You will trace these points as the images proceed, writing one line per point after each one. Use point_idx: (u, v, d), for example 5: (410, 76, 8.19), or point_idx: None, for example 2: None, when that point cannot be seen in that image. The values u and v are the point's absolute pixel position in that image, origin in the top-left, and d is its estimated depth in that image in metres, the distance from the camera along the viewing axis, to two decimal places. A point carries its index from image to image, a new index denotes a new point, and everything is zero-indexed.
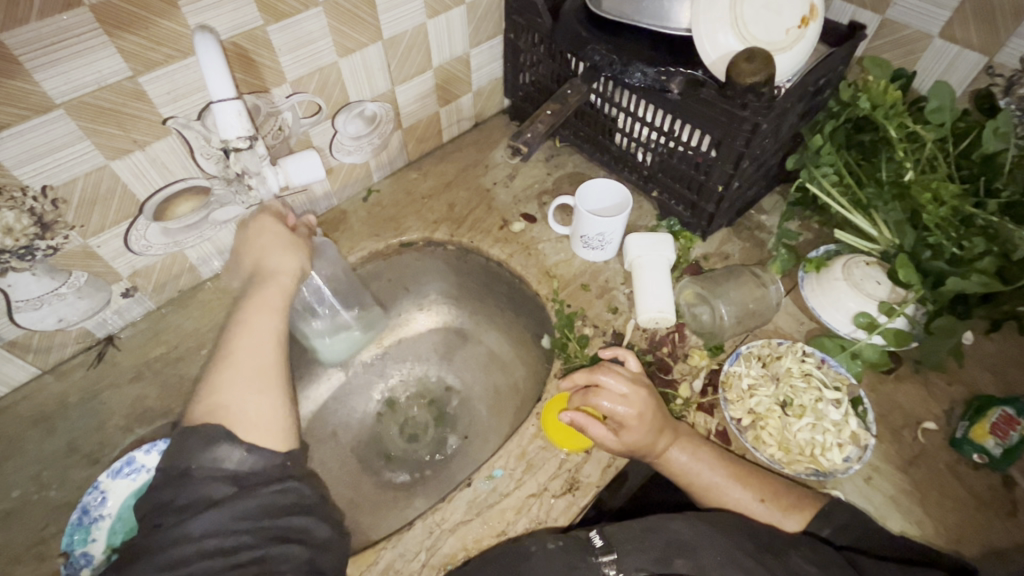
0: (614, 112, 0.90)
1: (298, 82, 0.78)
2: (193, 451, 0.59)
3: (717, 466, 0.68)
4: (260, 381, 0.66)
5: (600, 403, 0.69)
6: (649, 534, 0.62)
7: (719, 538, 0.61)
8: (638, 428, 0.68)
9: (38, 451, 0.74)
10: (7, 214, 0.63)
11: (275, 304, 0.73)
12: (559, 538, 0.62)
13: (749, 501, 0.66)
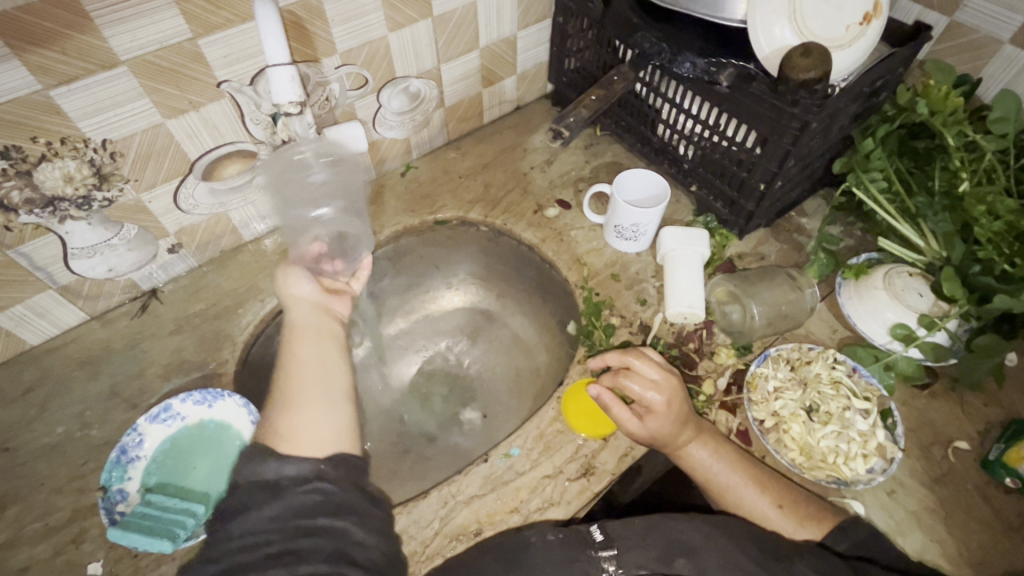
0: (658, 102, 0.89)
1: (348, 54, 0.80)
2: (238, 468, 0.60)
3: (737, 467, 0.68)
4: (293, 402, 0.67)
5: (630, 385, 0.69)
6: (651, 532, 0.62)
7: (721, 539, 0.60)
8: (664, 417, 0.67)
9: (82, 392, 0.77)
10: (70, 163, 0.67)
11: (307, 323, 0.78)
12: (559, 530, 0.62)
13: (763, 508, 0.65)
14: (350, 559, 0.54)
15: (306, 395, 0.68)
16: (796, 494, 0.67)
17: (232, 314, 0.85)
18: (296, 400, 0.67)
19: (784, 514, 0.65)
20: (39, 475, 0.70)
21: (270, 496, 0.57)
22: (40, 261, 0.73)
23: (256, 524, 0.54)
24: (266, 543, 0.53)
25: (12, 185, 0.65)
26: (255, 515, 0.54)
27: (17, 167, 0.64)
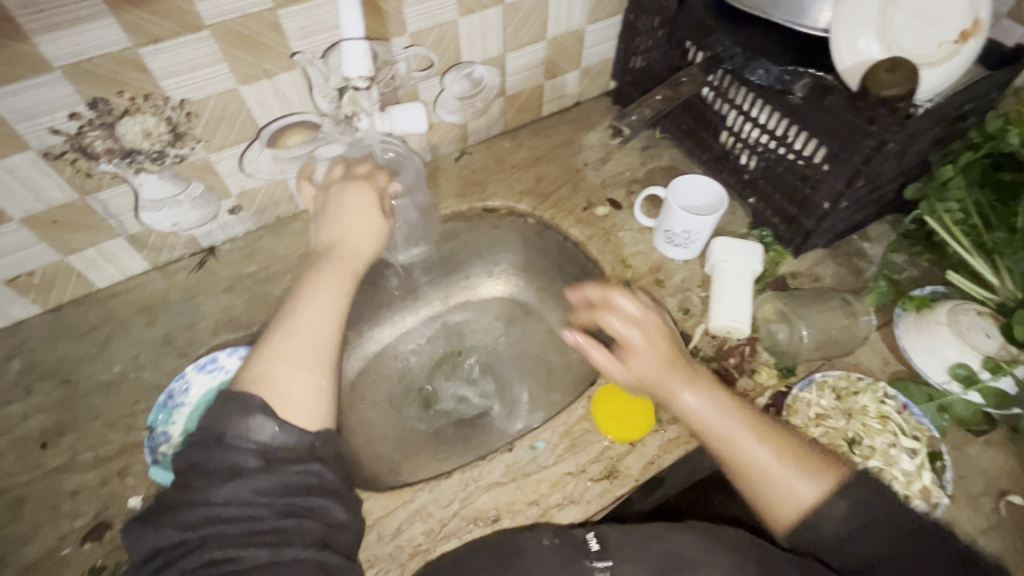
0: (725, 108, 0.86)
1: (417, 36, 0.81)
2: (228, 418, 0.59)
3: (733, 413, 0.64)
4: (311, 359, 0.66)
5: (611, 322, 0.69)
6: (648, 543, 0.61)
7: (718, 553, 0.59)
8: (647, 355, 0.67)
9: (138, 336, 0.82)
10: (149, 119, 0.71)
11: (345, 281, 0.75)
12: (555, 535, 0.62)
13: (760, 458, 0.62)
14: (330, 548, 0.57)
15: (325, 359, 0.67)
16: (792, 442, 0.63)
17: (282, 278, 0.88)
18: (304, 351, 0.66)
19: (788, 471, 0.61)
20: (95, 409, 0.75)
21: (261, 465, 0.57)
22: (114, 209, 0.77)
23: (242, 496, 0.55)
24: (254, 517, 0.55)
25: (96, 135, 0.69)
26: (244, 486, 0.56)
27: (103, 119, 0.68)
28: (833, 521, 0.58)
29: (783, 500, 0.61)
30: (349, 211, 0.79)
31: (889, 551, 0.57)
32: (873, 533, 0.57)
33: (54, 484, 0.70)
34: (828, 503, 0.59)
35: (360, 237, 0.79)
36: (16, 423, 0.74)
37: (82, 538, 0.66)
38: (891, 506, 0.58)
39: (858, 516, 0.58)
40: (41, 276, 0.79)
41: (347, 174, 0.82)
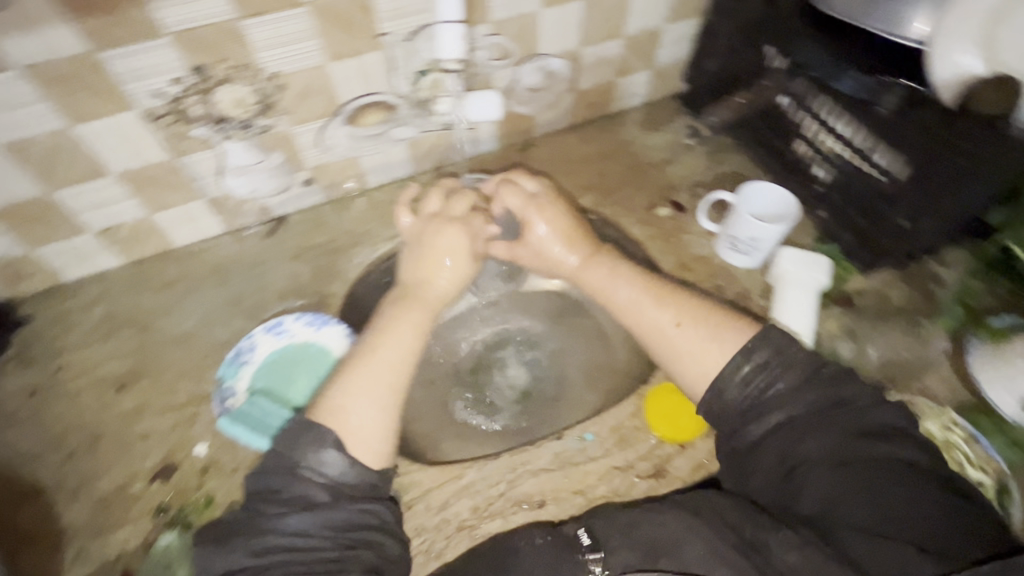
0: (803, 118, 0.85)
1: (500, 25, 0.82)
2: (303, 448, 0.58)
3: (632, 286, 0.76)
4: (386, 398, 0.63)
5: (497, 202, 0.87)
6: (634, 529, 0.56)
7: (697, 527, 0.55)
8: (555, 234, 0.84)
9: (210, 295, 0.86)
10: (243, 88, 0.74)
11: (423, 323, 0.71)
12: (546, 534, 0.58)
13: (669, 331, 0.69)
14: None
15: (398, 397, 0.64)
16: (711, 314, 0.69)
17: (347, 252, 0.91)
18: (380, 388, 0.63)
19: (679, 335, 0.68)
20: (169, 359, 0.80)
21: (330, 498, 0.56)
22: (200, 172, 0.81)
23: (308, 527, 0.54)
24: (318, 549, 0.54)
25: (194, 100, 0.73)
26: (313, 517, 0.54)
27: (201, 86, 0.72)
28: (763, 453, 0.60)
29: (686, 361, 0.66)
30: (441, 245, 0.77)
31: (842, 450, 0.56)
32: (808, 458, 0.57)
33: (128, 425, 0.74)
34: (746, 425, 0.61)
35: (445, 267, 0.77)
36: (98, 365, 0.79)
37: (151, 478, 0.69)
38: (791, 388, 0.61)
39: (778, 432, 0.59)
40: (129, 229, 0.83)
41: (444, 212, 0.80)
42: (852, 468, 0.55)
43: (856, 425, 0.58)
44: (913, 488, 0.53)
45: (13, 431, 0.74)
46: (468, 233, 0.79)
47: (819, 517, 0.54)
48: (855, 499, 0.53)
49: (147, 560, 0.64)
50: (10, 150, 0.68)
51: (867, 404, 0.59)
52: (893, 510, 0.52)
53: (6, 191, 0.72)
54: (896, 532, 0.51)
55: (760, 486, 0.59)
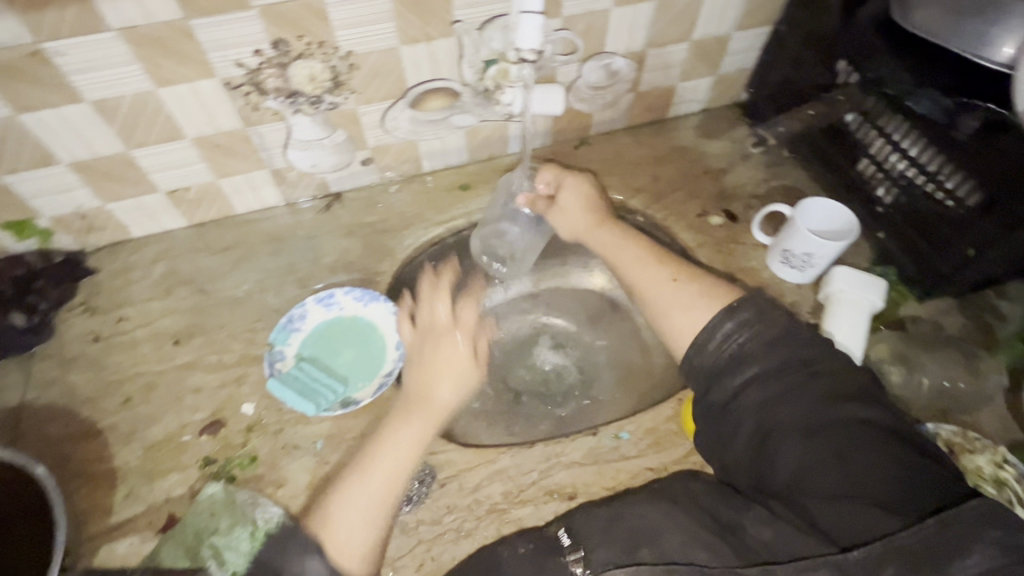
0: (870, 136, 0.84)
1: (569, 20, 0.82)
2: (289, 551, 0.57)
3: (635, 248, 0.82)
4: (379, 505, 0.61)
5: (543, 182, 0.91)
6: (615, 522, 0.57)
7: (676, 514, 0.56)
8: (580, 199, 0.88)
9: (266, 262, 0.89)
10: (317, 64, 0.76)
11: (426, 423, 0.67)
12: (529, 543, 0.59)
13: (663, 289, 0.74)
14: None
15: (386, 509, 0.62)
16: (702, 279, 0.73)
17: (398, 233, 0.93)
18: (375, 498, 0.61)
19: (670, 292, 0.73)
20: (222, 319, 0.83)
21: None
22: (267, 143, 0.84)
23: None
24: None
25: (270, 73, 0.75)
26: None
27: (279, 59, 0.74)
28: (736, 417, 0.60)
29: (673, 313, 0.71)
30: (428, 413, 0.68)
31: (805, 413, 0.57)
32: (778, 422, 0.57)
33: (181, 378, 0.77)
34: (721, 388, 0.62)
35: (449, 376, 0.70)
36: (156, 319, 0.83)
37: (199, 431, 0.72)
38: (762, 349, 0.62)
39: (750, 395, 0.60)
40: (195, 193, 0.87)
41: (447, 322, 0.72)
42: (819, 431, 0.55)
43: (827, 387, 0.58)
44: (880, 449, 0.52)
45: (75, 373, 0.78)
46: (464, 334, 0.72)
47: (790, 482, 0.55)
48: (822, 462, 0.53)
49: (191, 508, 0.66)
50: (97, 107, 0.71)
51: (837, 366, 0.60)
52: (859, 472, 0.52)
53: (89, 147, 0.75)
54: (861, 493, 0.51)
55: (733, 452, 0.60)
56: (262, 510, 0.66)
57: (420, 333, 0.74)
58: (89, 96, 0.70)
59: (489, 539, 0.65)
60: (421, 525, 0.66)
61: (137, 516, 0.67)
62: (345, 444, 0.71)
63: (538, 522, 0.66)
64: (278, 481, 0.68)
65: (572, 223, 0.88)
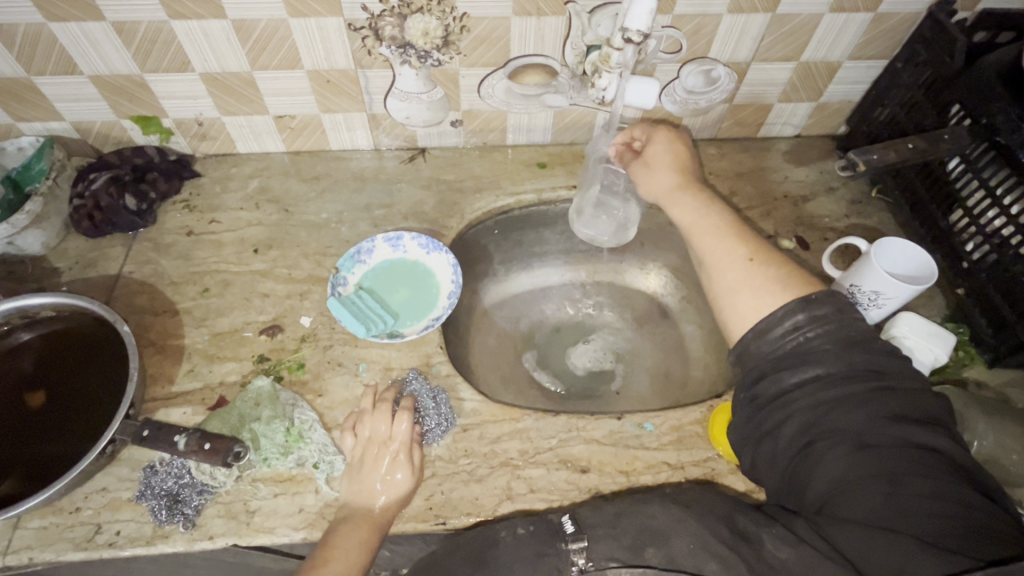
0: (969, 185, 0.81)
1: (679, 19, 0.83)
2: None
3: (720, 217, 0.76)
4: None
5: (637, 132, 0.87)
6: (620, 519, 0.56)
7: (690, 522, 0.53)
8: (668, 160, 0.83)
9: (346, 197, 0.95)
10: (432, 21, 0.81)
11: (378, 520, 0.63)
12: (529, 525, 0.59)
13: (713, 281, 0.73)
14: None
15: None
16: (765, 265, 0.70)
17: (471, 195, 0.97)
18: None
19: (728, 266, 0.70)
20: (299, 239, 0.89)
21: None
22: (371, 87, 0.90)
23: None
24: None
25: (389, 21, 0.80)
26: None
27: (400, 10, 0.79)
28: (784, 413, 0.59)
29: (740, 291, 0.69)
30: (363, 518, 0.63)
31: (863, 425, 0.55)
32: (828, 429, 0.56)
33: (254, 283, 0.84)
34: (774, 376, 0.62)
35: (388, 480, 0.65)
36: (243, 226, 0.90)
37: (260, 330, 0.79)
38: (829, 348, 0.60)
39: (805, 392, 0.59)
40: (298, 122, 0.94)
41: (379, 417, 0.69)
42: (873, 447, 0.53)
43: (892, 403, 0.56)
44: (938, 481, 0.50)
45: (167, 259, 0.86)
46: (399, 450, 0.66)
47: (826, 493, 0.54)
48: (868, 482, 0.52)
49: (239, 395, 0.72)
50: (237, 26, 0.79)
51: (907, 387, 0.57)
52: (907, 500, 0.50)
53: (220, 61, 0.83)
54: (906, 523, 0.49)
55: (770, 448, 0.59)
56: (300, 411, 0.71)
57: (359, 446, 0.68)
58: (231, 14, 0.78)
59: (498, 488, 0.68)
60: (438, 460, 0.70)
61: (193, 391, 0.74)
62: (386, 372, 0.75)
63: (549, 485, 0.68)
64: (319, 390, 0.74)
65: (654, 181, 0.83)
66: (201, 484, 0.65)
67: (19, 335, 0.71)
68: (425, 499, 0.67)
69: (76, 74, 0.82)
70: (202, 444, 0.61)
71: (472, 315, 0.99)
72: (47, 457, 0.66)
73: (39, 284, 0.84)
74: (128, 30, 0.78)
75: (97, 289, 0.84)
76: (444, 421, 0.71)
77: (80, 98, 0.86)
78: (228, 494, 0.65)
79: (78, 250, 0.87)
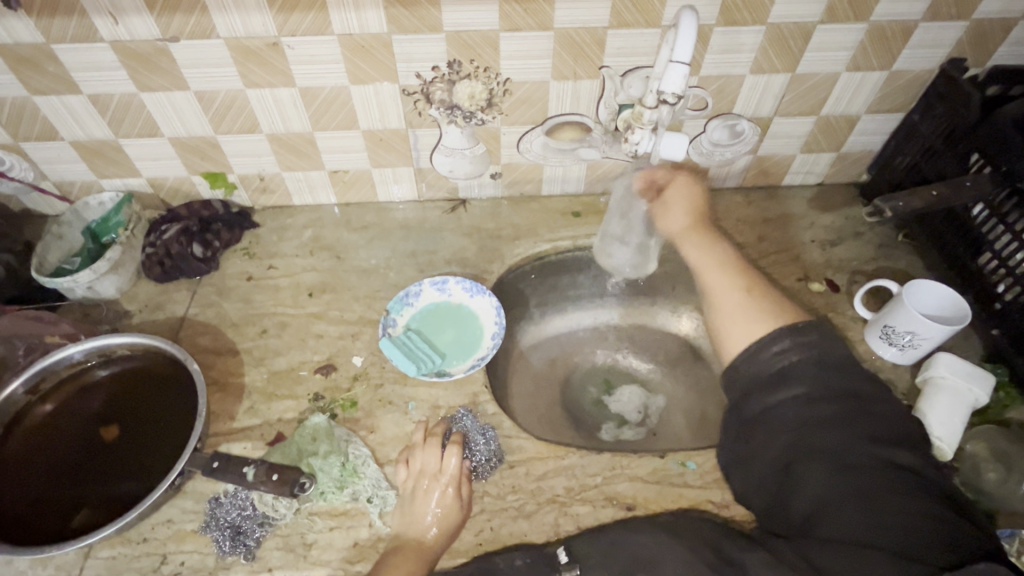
0: (996, 229, 0.84)
1: (705, 80, 0.90)
2: None
3: (721, 255, 0.80)
4: None
5: (660, 172, 0.91)
6: (613, 551, 0.62)
7: (678, 548, 0.58)
8: (681, 202, 0.88)
9: (394, 245, 1.01)
10: (478, 85, 0.89)
11: (428, 552, 0.65)
12: (527, 556, 0.65)
13: None
14: None
15: None
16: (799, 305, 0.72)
17: (510, 242, 1.02)
18: None
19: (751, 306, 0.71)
20: (351, 284, 0.95)
21: None
22: (419, 144, 0.97)
23: None
24: None
25: (439, 86, 0.88)
26: None
27: (450, 76, 0.88)
28: (769, 434, 0.61)
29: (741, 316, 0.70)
30: (416, 551, 0.65)
31: (841, 445, 0.57)
32: (809, 449, 0.58)
33: (309, 324, 0.89)
34: (761, 396, 0.63)
35: (437, 513, 0.67)
36: (298, 272, 0.97)
37: (315, 370, 0.83)
38: (813, 370, 0.62)
39: (791, 412, 0.60)
40: (351, 176, 1.02)
41: (431, 452, 0.72)
42: (851, 466, 0.55)
43: (869, 425, 0.58)
44: (911, 498, 0.52)
45: (228, 302, 0.93)
46: (449, 484, 0.69)
47: (810, 512, 0.55)
48: (846, 500, 0.53)
49: (297, 430, 0.76)
50: (303, 92, 0.88)
51: (882, 410, 0.59)
52: (881, 516, 0.52)
53: (285, 122, 0.92)
54: (880, 536, 0.51)
55: (760, 468, 0.61)
56: (354, 447, 0.74)
57: (411, 478, 0.71)
58: (299, 83, 0.86)
59: (546, 525, 0.69)
60: (486, 496, 0.72)
61: (252, 427, 0.78)
62: (434, 410, 0.78)
63: (595, 523, 0.70)
64: (371, 427, 0.77)
65: (671, 221, 0.88)
66: (262, 517, 0.68)
67: (97, 372, 0.77)
68: (475, 535, 0.69)
69: (158, 135, 0.92)
70: (270, 475, 0.65)
71: (511, 357, 1.02)
72: (119, 488, 0.70)
73: (111, 326, 0.91)
74: (208, 98, 0.87)
75: (164, 330, 0.90)
76: (492, 457, 0.74)
77: (158, 156, 0.95)
78: (287, 527, 0.68)
79: (147, 294, 0.94)
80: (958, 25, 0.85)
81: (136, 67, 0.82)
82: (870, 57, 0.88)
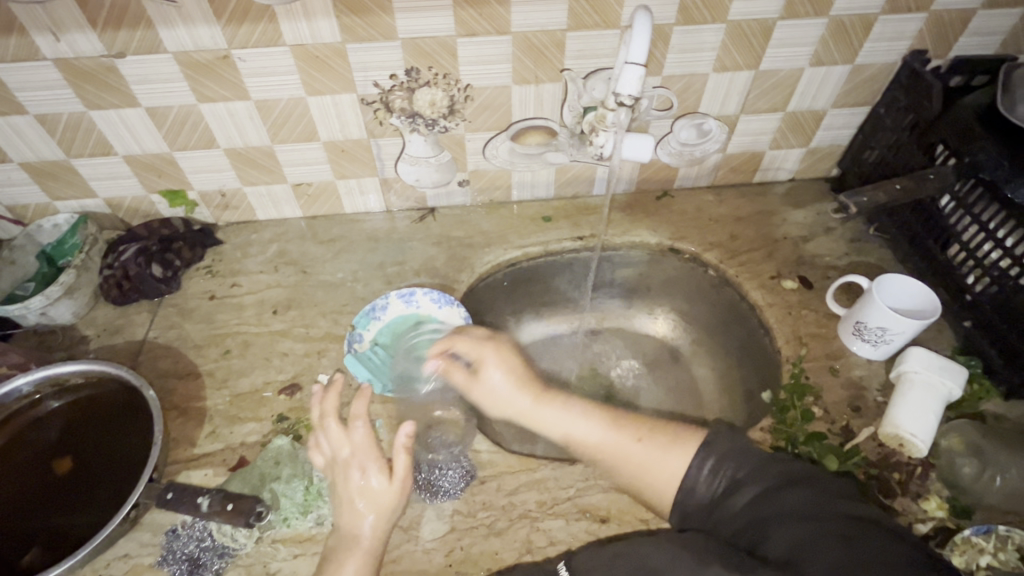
0: (962, 221, 0.84)
1: (668, 79, 0.88)
2: None
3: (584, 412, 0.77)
4: None
5: (460, 341, 0.81)
6: (617, 561, 0.60)
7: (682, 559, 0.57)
8: (506, 370, 0.80)
9: (362, 258, 0.99)
10: (439, 92, 0.87)
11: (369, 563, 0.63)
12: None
13: None
14: None
15: None
16: None
17: (481, 249, 1.01)
18: None
19: (623, 469, 0.70)
20: (317, 299, 0.93)
21: None
22: (383, 154, 0.95)
23: None
24: None
25: (398, 95, 0.87)
26: None
27: (409, 84, 0.86)
28: (734, 499, 0.62)
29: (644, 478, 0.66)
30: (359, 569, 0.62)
31: (804, 498, 0.58)
32: (776, 507, 0.59)
33: (273, 343, 0.87)
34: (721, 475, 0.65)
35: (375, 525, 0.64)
36: (263, 289, 0.94)
37: (280, 390, 0.81)
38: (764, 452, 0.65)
39: (752, 482, 0.62)
40: (315, 188, 1.00)
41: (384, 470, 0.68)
42: (818, 515, 0.56)
43: (830, 484, 0.60)
44: (890, 535, 0.52)
45: (190, 323, 0.90)
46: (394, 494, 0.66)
47: (792, 555, 0.54)
48: (822, 540, 0.53)
49: (260, 454, 0.74)
50: (258, 105, 0.86)
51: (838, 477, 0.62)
52: (862, 549, 0.51)
53: (242, 135, 0.89)
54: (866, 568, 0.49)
55: (730, 525, 0.61)
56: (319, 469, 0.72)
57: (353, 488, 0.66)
58: (254, 95, 0.84)
59: (519, 542, 0.68)
60: (456, 514, 0.70)
61: (214, 452, 0.75)
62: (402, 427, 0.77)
63: (568, 537, 0.69)
64: None
65: (494, 398, 0.79)
66: (222, 547, 0.66)
67: (48, 403, 0.74)
68: (446, 555, 0.67)
69: (111, 154, 0.89)
70: (224, 504, 0.64)
71: None
72: (72, 523, 0.67)
73: (68, 352, 0.88)
74: (160, 115, 0.85)
75: (124, 354, 0.87)
76: (464, 473, 0.72)
77: (113, 176, 0.92)
78: (248, 557, 0.66)
79: (107, 317, 0.91)
80: (917, 17, 0.84)
81: (82, 84, 0.79)
82: (832, 52, 0.87)
